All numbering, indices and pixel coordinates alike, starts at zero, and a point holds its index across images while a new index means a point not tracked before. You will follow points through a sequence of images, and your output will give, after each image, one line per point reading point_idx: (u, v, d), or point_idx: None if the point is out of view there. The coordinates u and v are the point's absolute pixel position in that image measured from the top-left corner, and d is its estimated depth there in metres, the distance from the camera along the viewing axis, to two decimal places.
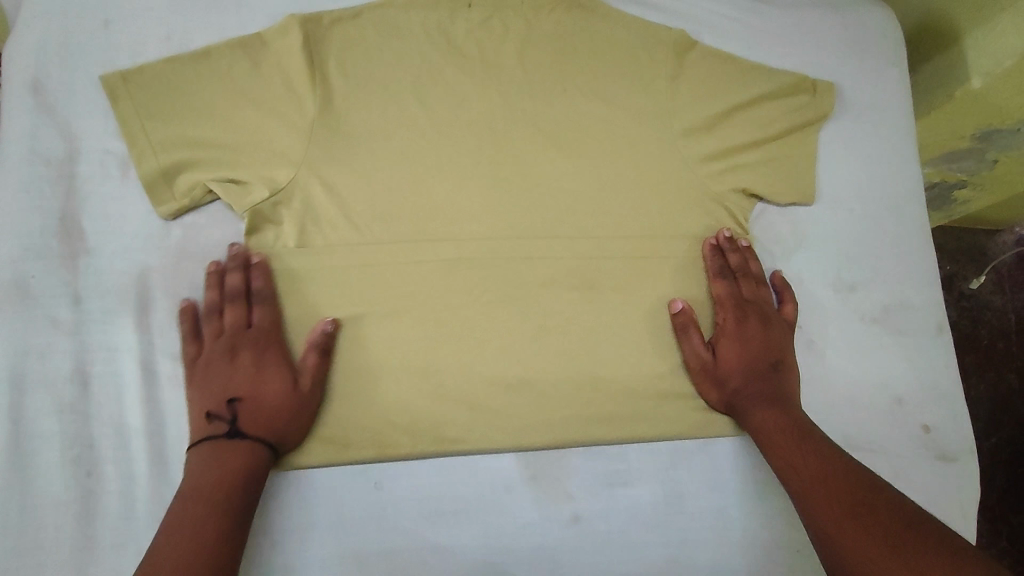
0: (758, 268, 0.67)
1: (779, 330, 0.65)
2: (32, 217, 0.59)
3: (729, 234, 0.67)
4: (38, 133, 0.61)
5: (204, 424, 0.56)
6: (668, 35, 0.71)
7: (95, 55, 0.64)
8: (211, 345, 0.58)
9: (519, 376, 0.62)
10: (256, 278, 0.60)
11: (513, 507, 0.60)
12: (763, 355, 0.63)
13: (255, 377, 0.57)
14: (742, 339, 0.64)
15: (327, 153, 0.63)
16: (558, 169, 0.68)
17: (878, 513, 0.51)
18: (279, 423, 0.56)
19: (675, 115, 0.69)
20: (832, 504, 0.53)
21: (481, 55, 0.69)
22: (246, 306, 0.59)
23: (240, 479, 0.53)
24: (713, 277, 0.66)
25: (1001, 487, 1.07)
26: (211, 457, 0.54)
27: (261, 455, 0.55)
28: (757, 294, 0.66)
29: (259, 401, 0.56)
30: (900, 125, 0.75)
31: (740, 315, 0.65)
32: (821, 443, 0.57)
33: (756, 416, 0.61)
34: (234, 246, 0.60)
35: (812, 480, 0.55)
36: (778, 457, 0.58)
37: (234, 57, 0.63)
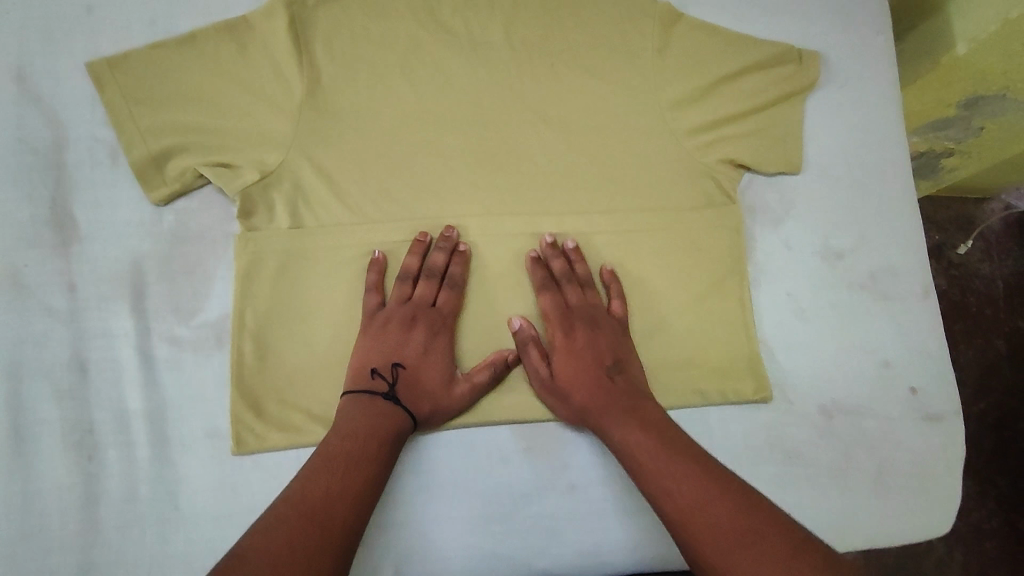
0: (584, 270, 0.65)
1: (609, 332, 0.63)
2: (23, 208, 0.60)
3: (549, 240, 0.65)
4: (25, 123, 0.61)
5: (365, 376, 0.58)
6: (655, 7, 0.71)
7: (79, 41, 0.64)
8: (396, 308, 0.61)
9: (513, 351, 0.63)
10: (454, 265, 0.63)
11: (508, 476, 0.61)
12: (598, 361, 0.61)
13: (423, 356, 0.60)
14: (574, 352, 0.61)
15: (317, 135, 0.63)
16: (546, 146, 0.68)
17: (766, 537, 0.47)
18: (428, 405, 0.59)
19: (662, 88, 0.69)
20: (715, 533, 0.48)
21: (467, 33, 0.69)
22: (438, 285, 0.62)
23: (390, 436, 0.56)
24: (538, 290, 0.63)
25: (990, 450, 1.10)
26: (367, 407, 0.57)
27: (407, 423, 0.57)
28: (582, 301, 0.64)
29: (416, 375, 0.59)
30: (886, 90, 0.76)
31: (566, 326, 0.62)
32: (687, 456, 0.54)
33: (617, 435, 0.57)
34: (450, 229, 0.63)
35: (690, 503, 0.50)
36: (648, 481, 0.53)
37: (219, 40, 0.63)
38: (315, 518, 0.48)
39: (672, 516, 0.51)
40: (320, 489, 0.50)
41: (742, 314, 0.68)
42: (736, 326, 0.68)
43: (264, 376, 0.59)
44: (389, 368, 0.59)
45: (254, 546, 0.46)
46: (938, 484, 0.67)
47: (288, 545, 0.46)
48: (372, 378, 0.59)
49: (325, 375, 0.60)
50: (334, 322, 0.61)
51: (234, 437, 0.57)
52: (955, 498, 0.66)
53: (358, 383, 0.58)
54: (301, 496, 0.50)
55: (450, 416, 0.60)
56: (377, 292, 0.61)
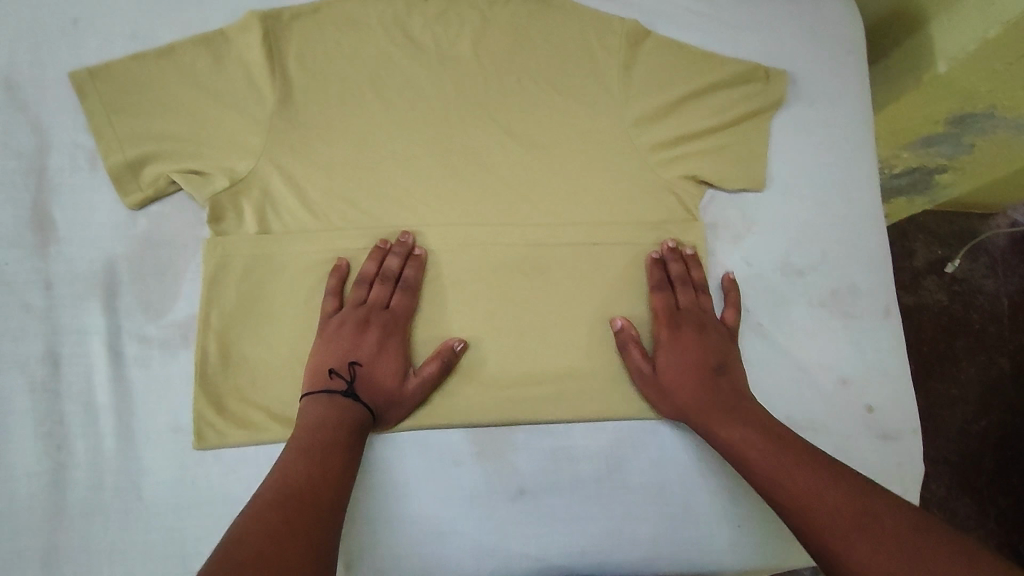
0: (698, 275, 0.69)
1: (716, 334, 0.66)
2: (7, 209, 0.63)
3: (672, 245, 0.69)
4: (11, 129, 0.65)
5: (323, 377, 0.61)
6: (622, 25, 0.73)
7: (64, 52, 0.67)
8: (351, 310, 0.63)
9: (470, 357, 0.65)
10: (410, 268, 0.65)
11: (461, 478, 0.63)
12: (703, 360, 0.64)
13: (377, 355, 0.62)
14: (679, 350, 0.65)
15: (286, 145, 0.66)
16: (514, 158, 0.70)
17: (880, 516, 0.50)
18: (384, 402, 0.61)
19: (628, 104, 0.71)
20: (832, 517, 0.51)
21: (437, 48, 0.71)
22: (392, 288, 0.65)
23: (353, 429, 0.58)
24: (652, 290, 0.68)
25: (989, 469, 1.09)
26: (327, 405, 0.59)
27: (366, 419, 0.60)
28: (693, 303, 0.67)
29: (371, 374, 0.62)
30: (852, 110, 0.76)
31: (675, 326, 0.66)
32: (796, 449, 0.57)
33: (720, 431, 0.60)
34: (406, 234, 0.66)
35: (805, 492, 0.53)
36: (759, 472, 0.57)
37: (197, 53, 0.66)
38: (304, 501, 0.51)
39: (790, 507, 0.54)
40: (303, 476, 0.53)
41: None
42: None
43: (227, 375, 0.62)
44: (345, 367, 0.61)
45: (249, 531, 0.47)
46: None
47: (284, 522, 0.48)
48: (330, 377, 0.61)
49: (284, 377, 0.62)
50: (297, 326, 0.63)
51: (195, 433, 0.60)
52: None
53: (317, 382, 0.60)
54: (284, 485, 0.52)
55: (408, 410, 0.63)
56: (335, 296, 0.64)
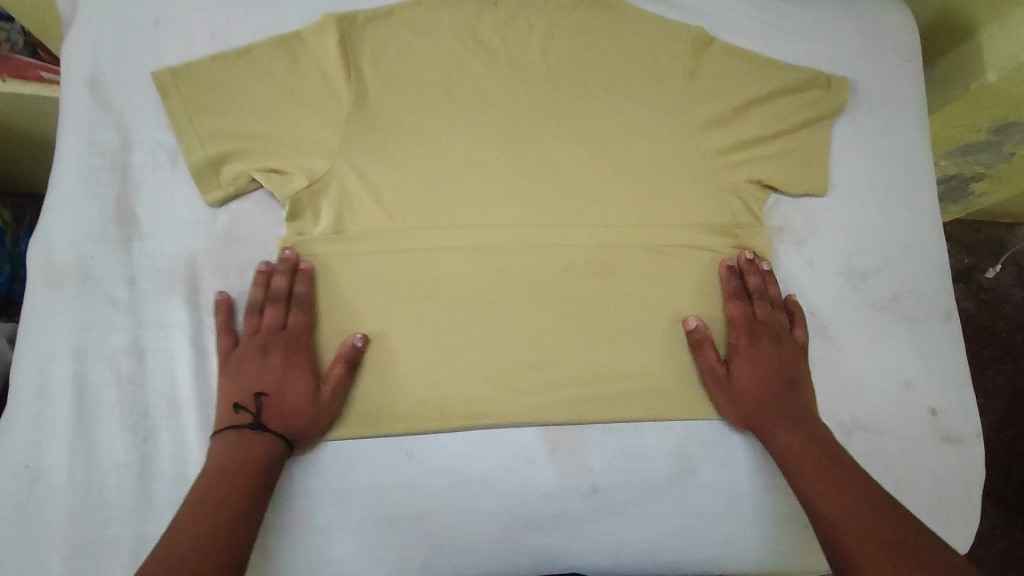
0: (774, 290, 0.69)
1: (792, 349, 0.67)
2: (91, 205, 0.64)
3: (750, 256, 0.70)
4: (95, 126, 0.66)
5: (229, 414, 0.59)
6: (686, 31, 0.74)
7: (147, 53, 0.69)
8: (247, 340, 0.62)
9: (540, 357, 0.65)
10: (297, 284, 0.63)
11: (535, 476, 0.63)
12: (779, 372, 0.66)
13: (282, 377, 0.60)
14: (756, 359, 0.66)
15: (362, 145, 0.67)
16: (579, 161, 0.71)
17: (917, 548, 0.51)
18: (297, 422, 0.59)
19: (693, 108, 0.72)
20: (863, 538, 0.53)
21: (506, 52, 0.72)
22: (285, 308, 0.63)
23: (255, 464, 0.56)
24: (726, 299, 0.68)
25: (1016, 478, 1.07)
26: (235, 445, 0.57)
27: (278, 447, 0.58)
28: (770, 315, 0.68)
29: (279, 399, 0.60)
30: (912, 116, 0.77)
31: (753, 335, 0.67)
32: (842, 467, 0.59)
33: (781, 439, 0.62)
34: (288, 250, 0.64)
35: (844, 511, 0.55)
36: (806, 485, 0.58)
37: (275, 55, 0.68)
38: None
39: (828, 525, 0.55)
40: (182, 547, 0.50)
41: None
42: None
43: None
44: (252, 400, 0.60)
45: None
46: (958, 504, 0.67)
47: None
48: (237, 413, 0.59)
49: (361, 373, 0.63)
50: (371, 323, 0.64)
51: None
52: (973, 518, 0.67)
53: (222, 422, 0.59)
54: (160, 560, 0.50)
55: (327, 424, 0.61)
56: (226, 331, 0.62)
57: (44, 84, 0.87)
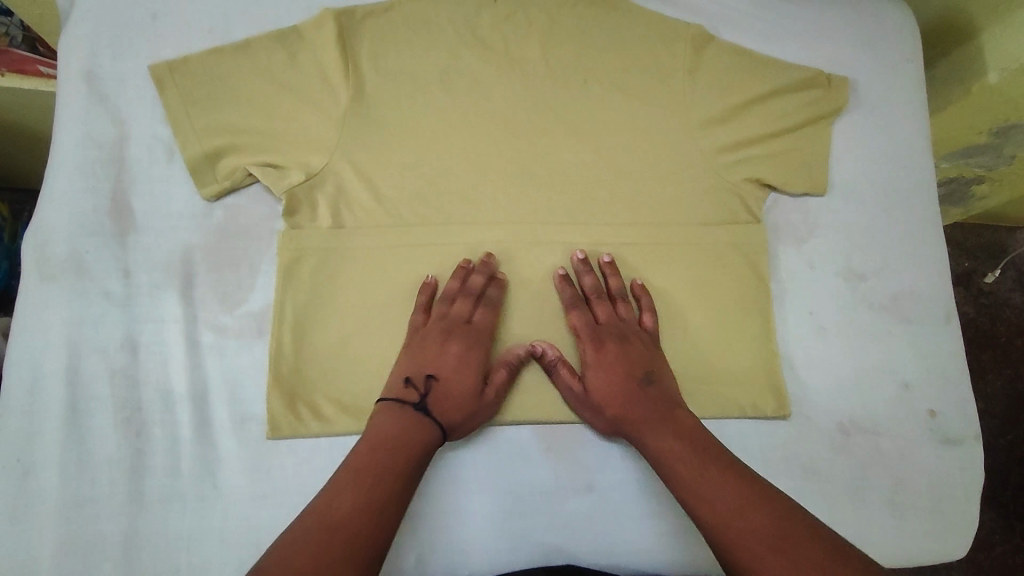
0: (617, 284, 0.67)
1: (639, 344, 0.64)
2: (86, 198, 0.64)
3: (581, 257, 0.66)
4: (91, 119, 0.66)
5: (399, 387, 0.60)
6: (686, 29, 0.74)
7: (145, 47, 0.69)
8: (434, 323, 0.63)
9: (536, 355, 0.65)
10: (493, 288, 0.65)
11: (530, 474, 0.62)
12: (632, 373, 0.62)
13: (459, 366, 0.61)
14: (605, 366, 0.62)
15: (359, 141, 0.67)
16: (578, 157, 0.71)
17: (801, 544, 0.49)
18: (459, 416, 0.59)
19: (692, 106, 0.72)
20: (748, 544, 0.50)
21: (505, 48, 0.72)
22: (474, 304, 0.64)
23: (423, 444, 0.57)
24: (567, 309, 0.65)
25: (1015, 484, 1.07)
26: (402, 418, 0.58)
27: (437, 434, 0.58)
28: (611, 317, 0.65)
29: (449, 386, 0.60)
30: (913, 117, 0.77)
31: (596, 341, 0.63)
32: (722, 462, 0.55)
33: (652, 444, 0.58)
34: (489, 257, 0.65)
35: (724, 516, 0.52)
36: (683, 490, 0.55)
37: (273, 49, 0.68)
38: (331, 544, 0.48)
39: (715, 535, 0.52)
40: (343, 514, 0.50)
41: (762, 331, 0.69)
42: (756, 343, 0.68)
43: (298, 366, 0.62)
44: (422, 380, 0.60)
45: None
46: (956, 507, 0.67)
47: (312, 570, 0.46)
48: (404, 387, 0.60)
49: (356, 369, 0.62)
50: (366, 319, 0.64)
51: (268, 422, 0.60)
52: (973, 521, 0.66)
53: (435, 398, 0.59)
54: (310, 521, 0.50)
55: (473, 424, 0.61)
56: (424, 311, 0.63)
57: (43, 79, 0.87)
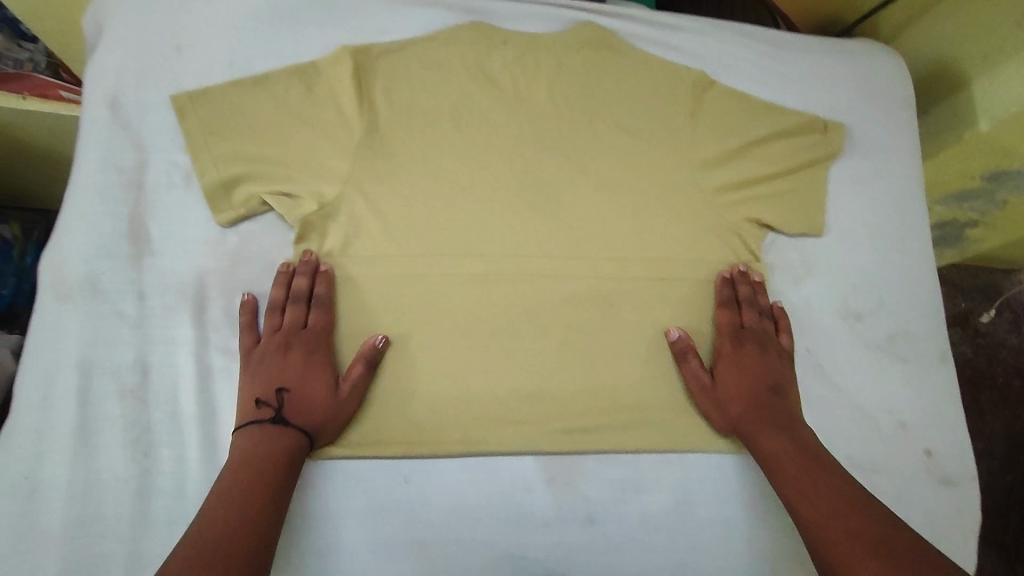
0: (765, 300, 0.71)
1: (776, 356, 0.69)
2: (105, 221, 0.65)
3: (743, 268, 0.72)
4: (113, 145, 0.68)
5: (251, 409, 0.60)
6: (687, 75, 0.77)
7: (167, 77, 0.72)
8: (268, 339, 0.63)
9: (538, 385, 0.66)
10: (319, 285, 0.65)
11: (531, 505, 0.63)
12: (761, 379, 0.67)
13: (303, 372, 0.62)
14: (739, 364, 0.68)
15: (372, 172, 0.69)
16: (582, 193, 0.73)
17: (897, 549, 0.52)
18: (320, 415, 0.61)
19: (692, 148, 0.75)
20: (841, 540, 0.54)
21: (513, 88, 0.75)
22: (305, 308, 0.64)
23: (284, 457, 0.58)
24: (718, 306, 0.70)
25: (1016, 525, 1.06)
26: (260, 438, 0.58)
27: (301, 440, 0.59)
28: (756, 323, 0.70)
29: (302, 395, 0.61)
30: (906, 162, 0.80)
31: (737, 342, 0.69)
32: (833, 471, 0.59)
33: (766, 445, 0.63)
34: (307, 253, 0.66)
35: (821, 516, 0.56)
36: (789, 487, 0.60)
37: (292, 84, 0.71)
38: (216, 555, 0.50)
39: (811, 533, 0.56)
40: (221, 527, 0.52)
41: None
42: None
43: None
44: (273, 396, 0.61)
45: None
46: (954, 548, 0.67)
47: None
48: (258, 408, 0.60)
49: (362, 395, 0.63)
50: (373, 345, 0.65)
51: None
52: (971, 564, 0.66)
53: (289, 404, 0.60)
54: (195, 539, 0.51)
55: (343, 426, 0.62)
56: (251, 330, 0.64)
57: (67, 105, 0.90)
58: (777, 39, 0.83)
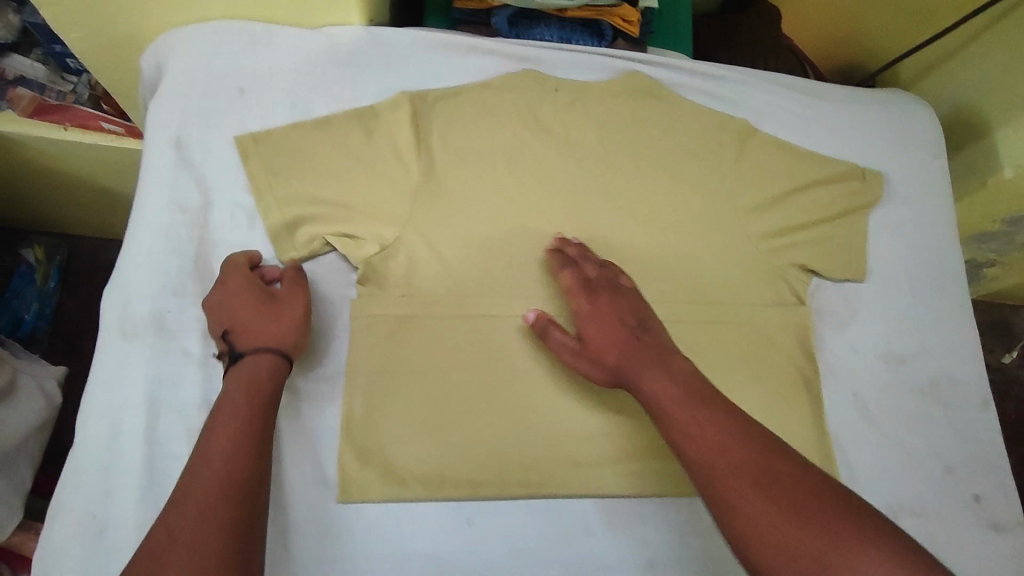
0: (593, 256, 0.70)
1: (631, 296, 0.66)
2: (171, 260, 0.67)
3: (560, 236, 0.72)
4: (179, 184, 0.70)
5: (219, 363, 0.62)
6: (732, 123, 0.80)
7: (230, 118, 0.73)
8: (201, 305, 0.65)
9: (594, 426, 0.67)
10: (239, 256, 0.67)
11: (592, 549, 0.63)
12: (623, 321, 0.63)
13: (231, 300, 0.63)
14: (601, 315, 0.64)
15: (429, 214, 0.71)
16: (631, 236, 0.75)
17: (789, 481, 0.50)
18: (269, 322, 0.62)
19: (737, 194, 0.77)
20: (733, 479, 0.51)
21: (565, 132, 0.77)
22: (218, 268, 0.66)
23: (255, 392, 0.58)
24: (559, 270, 0.69)
25: None
26: (231, 377, 0.59)
27: (267, 352, 0.60)
28: (601, 274, 0.68)
29: (241, 321, 0.62)
30: (943, 210, 0.82)
31: (589, 294, 0.66)
32: (715, 406, 0.56)
33: (648, 387, 0.58)
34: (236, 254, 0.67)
35: (707, 455, 0.53)
36: (674, 428, 0.56)
37: (351, 126, 0.73)
38: (248, 503, 0.52)
39: (702, 474, 0.53)
40: (242, 471, 0.53)
41: (811, 411, 0.71)
42: (807, 423, 0.71)
43: (367, 429, 0.64)
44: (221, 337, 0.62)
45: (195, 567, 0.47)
46: None
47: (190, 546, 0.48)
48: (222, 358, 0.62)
49: (424, 435, 0.64)
50: (433, 386, 0.66)
51: (339, 486, 0.62)
52: None
53: (241, 324, 0.61)
54: (215, 489, 0.51)
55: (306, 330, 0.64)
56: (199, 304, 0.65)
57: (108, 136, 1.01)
58: (815, 88, 0.86)
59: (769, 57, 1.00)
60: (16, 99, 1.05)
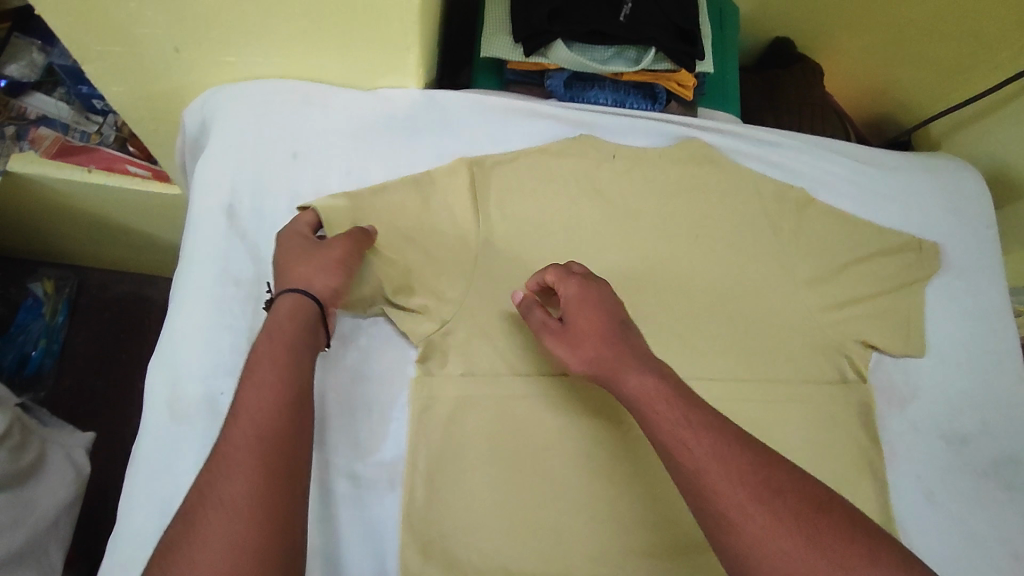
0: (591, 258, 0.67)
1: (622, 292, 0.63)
2: (224, 337, 0.64)
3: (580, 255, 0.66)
4: (231, 255, 0.67)
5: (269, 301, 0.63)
6: (789, 193, 0.79)
7: (284, 185, 0.71)
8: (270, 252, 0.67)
9: (661, 515, 0.65)
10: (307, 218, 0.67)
11: None
12: (613, 315, 0.60)
13: (283, 249, 0.64)
14: (589, 303, 0.61)
15: (489, 288, 0.69)
16: (690, 310, 0.73)
17: (789, 495, 0.48)
18: (302, 272, 0.61)
19: (795, 267, 0.76)
20: (729, 491, 0.47)
21: (622, 201, 0.76)
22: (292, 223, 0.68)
23: (288, 341, 0.56)
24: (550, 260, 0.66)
25: None
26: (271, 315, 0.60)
27: (296, 300, 0.59)
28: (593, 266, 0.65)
29: (285, 267, 0.62)
30: (999, 283, 0.81)
31: (583, 280, 0.62)
32: (708, 412, 0.53)
33: (632, 385, 0.55)
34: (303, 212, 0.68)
35: (705, 464, 0.49)
36: (665, 432, 0.52)
37: (408, 193, 0.71)
38: (288, 445, 0.51)
39: (695, 485, 0.49)
40: (281, 428, 0.51)
41: (877, 496, 0.69)
42: (874, 509, 0.69)
43: (429, 520, 0.62)
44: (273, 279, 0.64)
45: (235, 524, 0.46)
46: None
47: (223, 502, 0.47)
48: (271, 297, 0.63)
49: (488, 524, 0.62)
50: (496, 472, 0.63)
51: None
52: None
53: (281, 264, 0.63)
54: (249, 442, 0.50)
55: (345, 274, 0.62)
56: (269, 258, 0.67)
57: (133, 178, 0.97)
58: (868, 155, 0.85)
59: (814, 118, 0.99)
60: (38, 140, 0.96)
